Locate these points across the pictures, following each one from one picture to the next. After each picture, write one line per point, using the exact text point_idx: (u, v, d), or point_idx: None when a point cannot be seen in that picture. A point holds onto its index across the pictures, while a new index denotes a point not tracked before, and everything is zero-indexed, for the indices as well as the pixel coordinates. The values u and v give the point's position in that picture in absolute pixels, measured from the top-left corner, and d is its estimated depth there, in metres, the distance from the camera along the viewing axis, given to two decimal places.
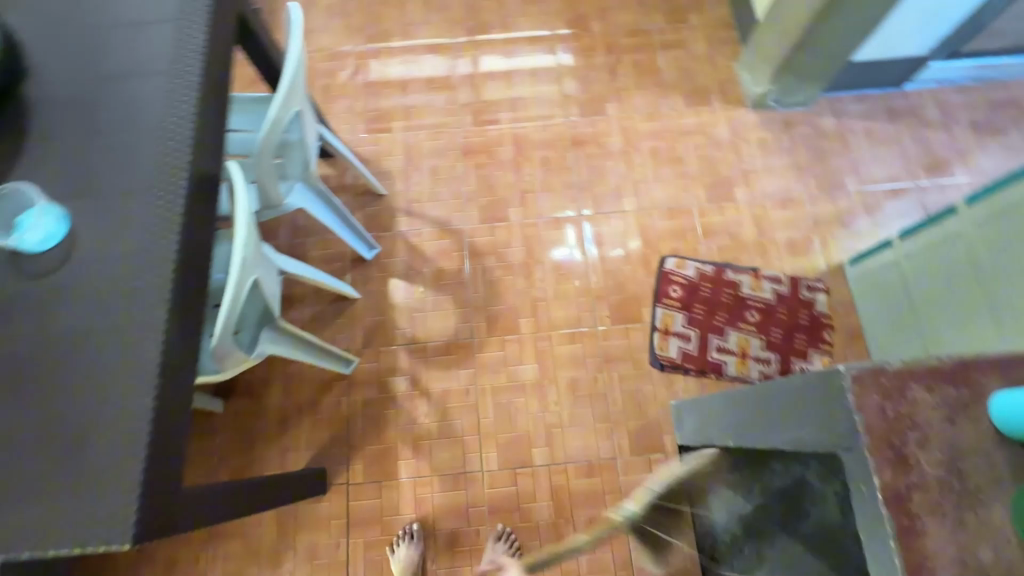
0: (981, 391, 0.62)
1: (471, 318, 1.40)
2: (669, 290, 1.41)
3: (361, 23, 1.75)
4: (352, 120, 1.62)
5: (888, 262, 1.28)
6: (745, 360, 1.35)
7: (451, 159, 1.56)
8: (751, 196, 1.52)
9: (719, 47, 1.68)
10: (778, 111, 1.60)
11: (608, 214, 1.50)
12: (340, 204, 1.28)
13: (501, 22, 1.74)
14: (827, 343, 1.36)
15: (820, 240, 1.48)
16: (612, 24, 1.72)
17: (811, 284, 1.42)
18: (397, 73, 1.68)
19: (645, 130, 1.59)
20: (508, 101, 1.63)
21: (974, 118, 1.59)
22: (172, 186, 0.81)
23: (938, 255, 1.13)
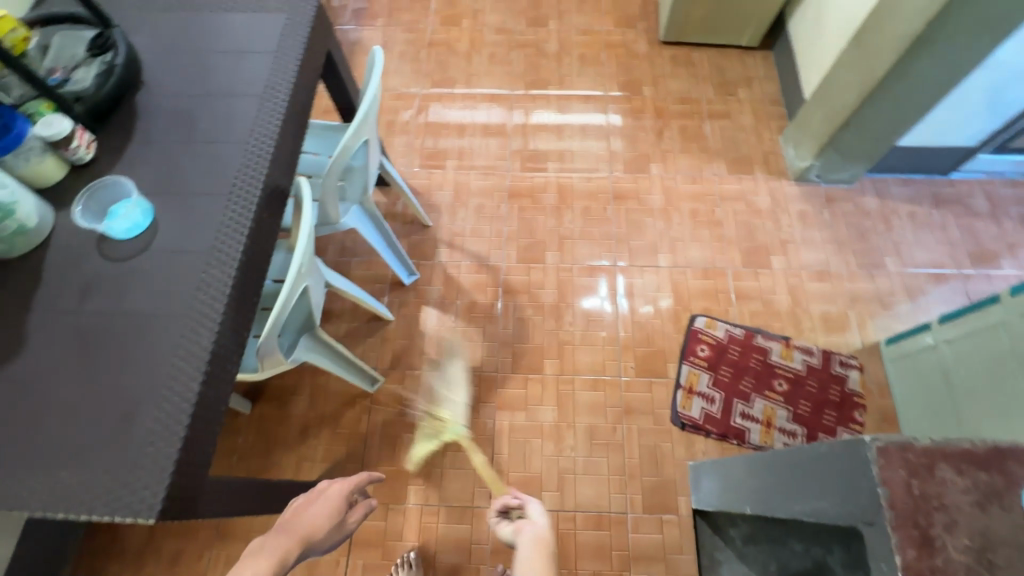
0: (1015, 481, 0.60)
1: (498, 353, 1.43)
2: (697, 349, 1.41)
3: (429, 70, 1.90)
4: (409, 155, 1.74)
5: (926, 345, 1.25)
6: (769, 430, 1.32)
7: (496, 200, 1.64)
8: (788, 265, 1.52)
9: (766, 121, 1.74)
10: (821, 186, 1.63)
11: (643, 267, 1.53)
12: (389, 229, 1.36)
13: (558, 80, 1.86)
14: (858, 423, 1.32)
15: (855, 317, 1.46)
16: (663, 91, 1.81)
17: (843, 360, 1.39)
18: (456, 117, 1.80)
19: (686, 191, 1.63)
20: (556, 151, 1.72)
21: None
22: (247, 193, 0.89)
23: (981, 342, 1.11)
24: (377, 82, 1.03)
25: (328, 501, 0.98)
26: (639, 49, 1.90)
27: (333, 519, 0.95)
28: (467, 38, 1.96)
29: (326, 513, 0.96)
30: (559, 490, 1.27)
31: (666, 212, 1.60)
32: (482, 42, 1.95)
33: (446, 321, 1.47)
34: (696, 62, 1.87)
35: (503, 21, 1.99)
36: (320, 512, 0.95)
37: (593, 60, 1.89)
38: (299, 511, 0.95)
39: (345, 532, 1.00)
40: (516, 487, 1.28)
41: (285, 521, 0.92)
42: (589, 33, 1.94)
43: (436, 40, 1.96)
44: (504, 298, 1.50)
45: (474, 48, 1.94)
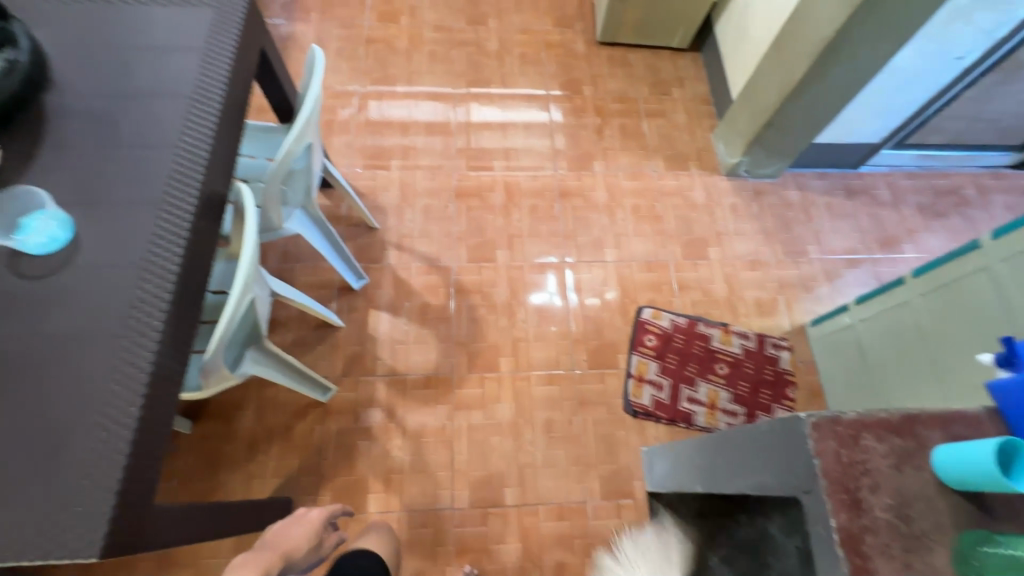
0: (925, 443, 0.68)
1: (453, 353, 1.43)
2: (644, 339, 1.47)
3: (368, 68, 1.85)
4: (351, 156, 1.69)
5: (845, 325, 1.38)
6: (713, 411, 1.40)
7: (444, 200, 1.63)
8: (723, 255, 1.62)
9: (698, 119, 1.84)
10: (749, 180, 1.74)
11: (591, 262, 1.58)
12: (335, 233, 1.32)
13: (500, 79, 1.87)
14: (790, 399, 1.43)
15: (784, 301, 1.58)
16: (602, 90, 1.87)
17: (775, 342, 1.50)
18: (399, 116, 1.77)
19: (628, 188, 1.70)
20: (502, 150, 1.73)
21: (920, 202, 1.77)
22: (181, 201, 0.84)
23: (889, 320, 1.23)
24: (318, 83, 0.99)
25: (308, 522, 1.05)
26: (578, 49, 1.95)
27: (311, 541, 1.03)
28: (406, 35, 1.93)
29: (307, 532, 1.03)
30: (520, 486, 1.30)
31: (610, 208, 1.66)
32: (421, 40, 1.92)
33: (399, 325, 1.45)
34: (632, 63, 1.94)
35: (442, 18, 1.97)
36: (301, 530, 1.03)
37: (533, 59, 1.91)
38: (282, 531, 1.02)
39: (320, 555, 1.07)
40: (478, 486, 1.29)
41: (270, 538, 1.00)
42: (528, 32, 1.97)
43: (374, 37, 1.91)
44: (457, 298, 1.49)
45: (413, 45, 1.91)
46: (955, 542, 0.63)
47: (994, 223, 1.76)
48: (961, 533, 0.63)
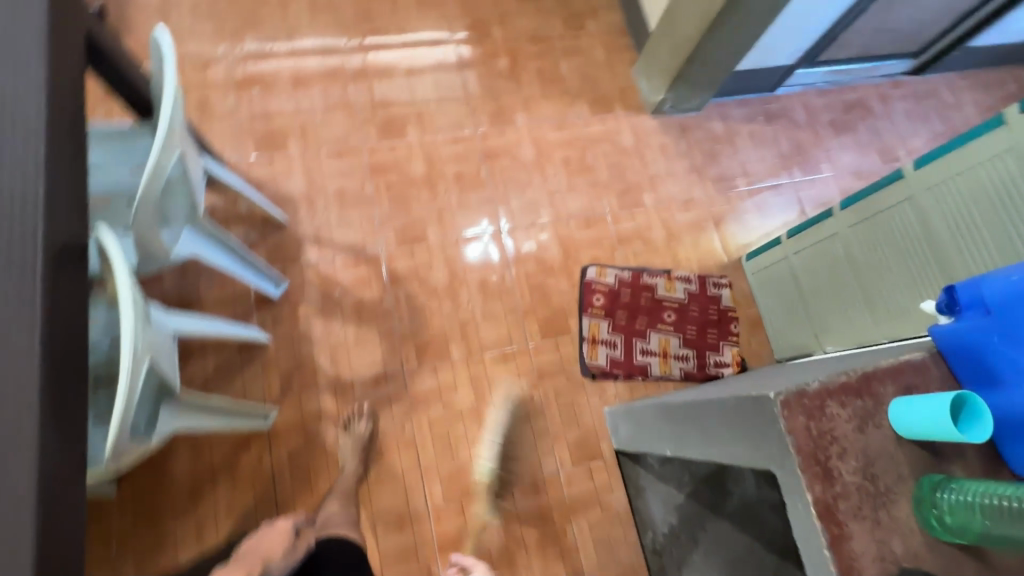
0: (881, 399, 0.71)
1: (399, 349, 1.33)
2: (593, 300, 1.45)
3: (236, 27, 1.55)
4: (238, 140, 1.45)
5: (779, 257, 1.42)
6: (666, 360, 1.43)
7: (358, 179, 1.46)
8: (658, 200, 1.59)
9: (617, 54, 1.74)
10: (674, 116, 1.69)
11: (529, 226, 1.50)
12: (238, 243, 1.14)
13: (397, 27, 1.64)
14: (735, 335, 1.49)
15: (720, 239, 1.60)
16: (514, 30, 1.70)
17: (716, 281, 1.53)
18: (286, 84, 1.52)
19: (555, 140, 1.60)
20: (414, 112, 1.55)
21: (831, 119, 1.82)
22: (21, 262, 0.65)
23: (821, 251, 1.27)
24: (174, 79, 0.80)
25: (279, 528, 0.93)
26: None
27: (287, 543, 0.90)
28: None
29: (282, 537, 0.92)
30: (491, 470, 1.28)
31: (541, 164, 1.56)
32: None
33: (333, 328, 1.32)
34: None
35: None
36: (275, 535, 0.91)
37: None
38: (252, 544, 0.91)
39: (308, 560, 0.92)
40: (449, 479, 1.26)
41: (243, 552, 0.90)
42: None
43: None
44: (392, 289, 1.38)
45: None
46: (914, 490, 0.67)
47: (896, 132, 1.86)
48: (919, 480, 0.67)
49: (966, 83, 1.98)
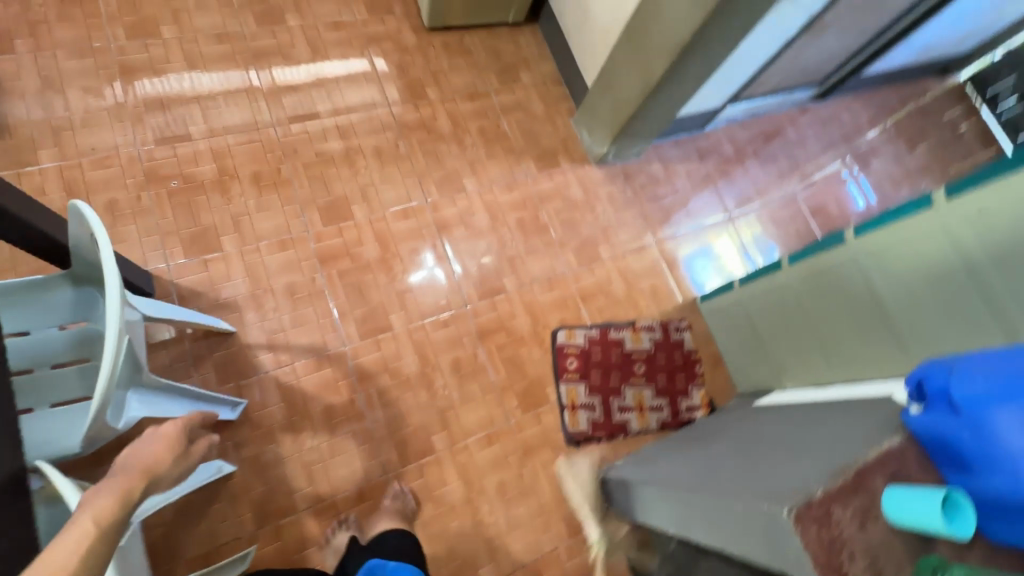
0: (874, 490, 0.76)
1: (380, 452, 1.26)
2: (567, 364, 1.45)
3: (140, 112, 1.38)
4: (163, 244, 1.29)
5: (732, 301, 1.50)
6: (643, 413, 1.47)
7: (308, 271, 1.36)
8: (614, 251, 1.62)
9: (555, 105, 1.74)
10: (617, 164, 1.73)
11: (494, 296, 1.47)
12: (192, 386, 1.00)
13: (326, 96, 1.53)
14: (701, 376, 1.56)
15: (675, 282, 1.66)
16: (449, 89, 1.65)
17: (677, 326, 1.60)
18: (210, 172, 1.37)
19: (507, 202, 1.58)
20: (358, 189, 1.47)
21: (755, 151, 1.94)
22: None
23: (772, 301, 1.36)
24: (113, 266, 0.68)
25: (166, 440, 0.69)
26: (407, 41, 1.67)
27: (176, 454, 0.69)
28: (179, 55, 1.46)
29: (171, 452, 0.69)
30: (493, 561, 1.25)
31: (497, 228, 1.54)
32: (203, 58, 1.47)
33: (304, 442, 1.22)
34: (471, 49, 1.72)
35: (223, 23, 1.53)
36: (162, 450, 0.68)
37: (359, 62, 1.60)
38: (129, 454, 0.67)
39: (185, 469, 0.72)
40: None
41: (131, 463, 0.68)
42: (341, 28, 1.62)
43: (133, 65, 1.41)
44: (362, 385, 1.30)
45: (195, 68, 1.46)
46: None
47: (810, 156, 2.02)
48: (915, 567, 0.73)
49: (859, 103, 2.19)
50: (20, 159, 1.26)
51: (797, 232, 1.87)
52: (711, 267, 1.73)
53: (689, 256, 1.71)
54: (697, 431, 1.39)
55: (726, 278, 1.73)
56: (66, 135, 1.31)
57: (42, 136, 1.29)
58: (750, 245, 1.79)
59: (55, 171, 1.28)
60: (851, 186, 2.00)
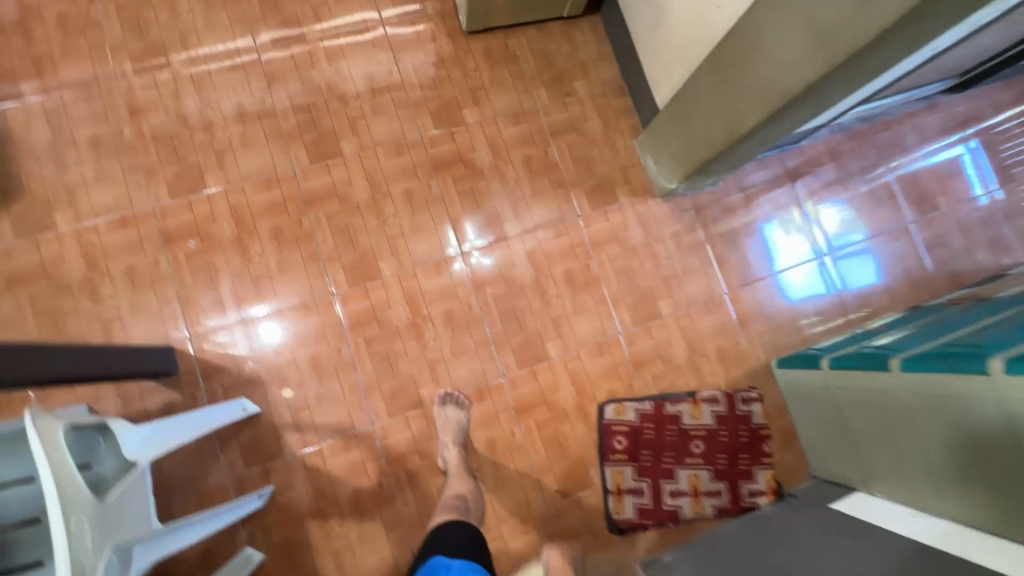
0: None
1: (409, 540, 1.20)
2: (613, 443, 1.31)
3: (153, 161, 1.26)
4: (185, 314, 1.22)
5: (817, 382, 1.27)
6: (698, 499, 1.32)
7: (333, 341, 1.26)
8: (676, 307, 1.40)
9: (615, 123, 1.46)
10: (687, 196, 1.46)
11: (535, 364, 1.32)
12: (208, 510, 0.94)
13: (350, 128, 1.34)
14: (768, 456, 1.37)
15: (748, 341, 1.42)
16: (491, 109, 1.41)
17: (745, 396, 1.39)
18: (229, 228, 1.26)
19: (554, 250, 1.38)
20: (386, 242, 1.31)
21: (862, 167, 1.58)
22: None
23: (871, 400, 1.12)
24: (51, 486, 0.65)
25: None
26: (442, 50, 1.42)
27: None
28: (189, 87, 1.30)
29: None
30: None
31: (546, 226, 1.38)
32: (215, 89, 1.31)
33: (331, 529, 1.19)
34: (517, 54, 1.45)
35: (235, 43, 1.34)
36: None
37: (387, 81, 1.38)
38: None
39: None
40: None
41: None
42: (365, 38, 1.39)
43: (143, 104, 1.28)
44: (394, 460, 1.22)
45: (207, 101, 1.30)
46: None
47: (937, 171, 1.62)
48: None
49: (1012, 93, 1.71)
50: (38, 224, 1.20)
51: (905, 273, 1.54)
52: (781, 225, 1.51)
53: (764, 224, 1.50)
54: (759, 532, 1.21)
55: (792, 241, 1.50)
56: (80, 194, 1.23)
57: (58, 197, 1.22)
58: (830, 217, 1.53)
59: (73, 237, 1.21)
60: (965, 168, 1.63)
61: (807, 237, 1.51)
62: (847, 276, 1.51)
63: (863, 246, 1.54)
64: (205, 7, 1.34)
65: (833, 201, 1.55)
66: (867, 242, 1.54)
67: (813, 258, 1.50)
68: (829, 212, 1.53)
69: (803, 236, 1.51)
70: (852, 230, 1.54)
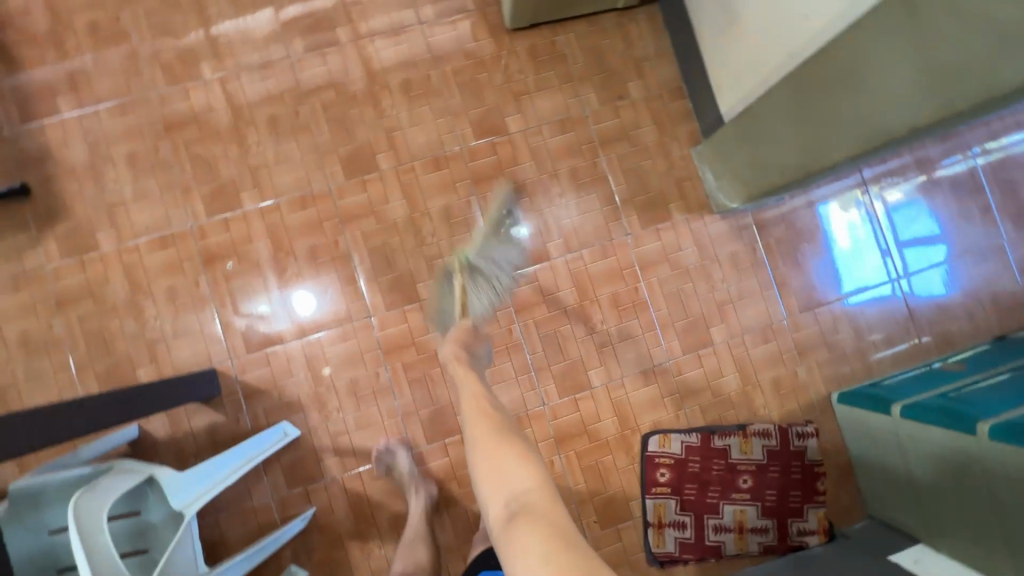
0: None
1: (447, 565, 1.21)
2: (656, 476, 1.26)
3: (190, 178, 1.23)
4: (225, 336, 1.22)
5: (884, 426, 1.17)
6: (743, 535, 1.26)
7: (371, 365, 1.24)
8: (730, 333, 1.31)
9: (671, 129, 1.33)
10: (748, 212, 1.33)
11: (577, 393, 1.27)
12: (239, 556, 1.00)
13: (386, 141, 1.28)
14: (822, 494, 1.29)
15: (807, 371, 1.33)
16: (535, 116, 1.31)
17: (801, 430, 1.30)
18: (265, 248, 1.24)
19: (600, 272, 1.29)
20: (424, 263, 1.26)
21: (952, 175, 1.41)
22: None
23: (949, 459, 1.02)
24: None
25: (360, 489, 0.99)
26: (483, 50, 1.31)
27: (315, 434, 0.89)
28: (222, 99, 1.25)
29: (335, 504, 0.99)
30: None
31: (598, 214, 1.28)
32: (248, 101, 1.26)
33: (371, 551, 1.20)
34: (565, 53, 1.33)
35: (267, 49, 1.27)
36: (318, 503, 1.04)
37: (424, 88, 1.29)
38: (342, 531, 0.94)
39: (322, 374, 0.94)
40: None
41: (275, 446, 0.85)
42: (401, 40, 1.30)
43: (177, 118, 1.24)
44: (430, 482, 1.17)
45: (240, 114, 1.25)
46: None
47: None
48: None
49: None
50: (82, 244, 1.21)
51: (993, 297, 1.39)
52: (841, 208, 1.37)
53: (836, 204, 1.37)
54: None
55: (851, 224, 1.37)
56: (120, 213, 1.22)
57: (99, 216, 1.21)
58: (899, 208, 1.38)
59: (116, 257, 1.21)
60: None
61: (871, 224, 1.37)
62: (914, 278, 1.37)
63: (939, 250, 1.39)
64: (235, 10, 1.28)
65: (914, 211, 1.39)
66: (946, 247, 1.39)
67: (870, 246, 1.37)
68: (909, 206, 1.39)
69: (877, 225, 1.37)
70: (931, 228, 1.39)
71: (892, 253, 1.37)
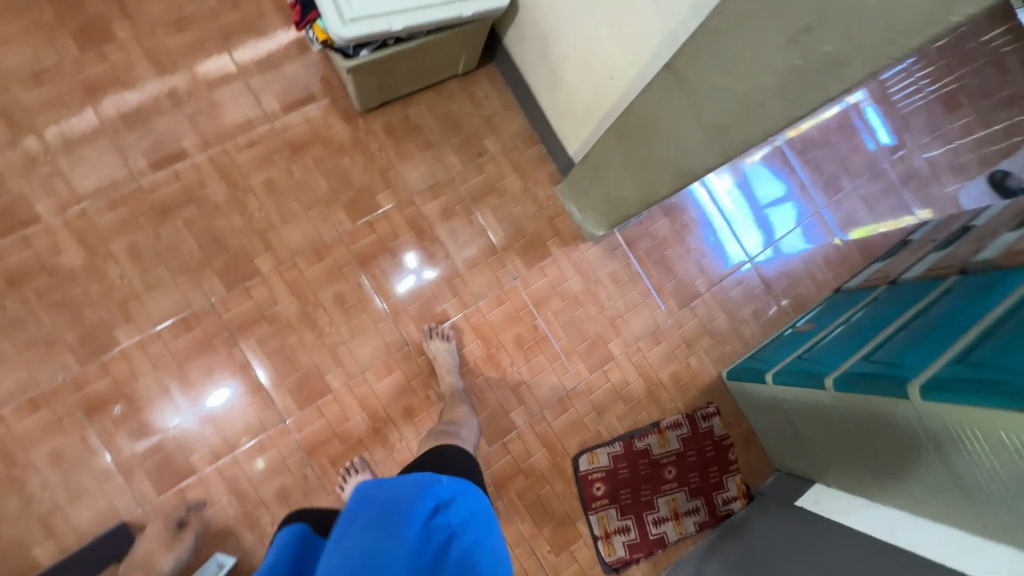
0: None
1: None
2: (593, 492, 1.35)
3: (50, 329, 1.15)
4: (129, 484, 1.14)
5: (765, 394, 1.35)
6: (680, 520, 1.39)
7: (296, 469, 1.22)
8: (626, 344, 1.45)
9: (533, 175, 1.45)
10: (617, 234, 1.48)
11: (505, 437, 1.33)
12: None
13: (261, 243, 1.27)
14: (735, 463, 1.46)
15: (698, 360, 1.49)
16: (405, 187, 1.37)
17: (704, 413, 1.46)
18: (154, 381, 1.18)
19: (500, 319, 1.38)
20: (328, 353, 1.27)
21: (771, 163, 1.66)
22: None
23: (815, 413, 1.21)
24: None
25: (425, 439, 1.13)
26: (340, 135, 1.34)
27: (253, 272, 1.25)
28: (70, 238, 1.18)
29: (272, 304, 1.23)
30: None
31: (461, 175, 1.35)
32: (101, 234, 1.20)
33: None
34: (419, 124, 1.40)
35: (111, 177, 1.22)
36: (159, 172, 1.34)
37: (289, 183, 1.30)
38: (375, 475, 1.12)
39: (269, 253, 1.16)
40: None
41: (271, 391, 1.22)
42: (255, 141, 1.30)
43: (20, 269, 1.15)
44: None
45: (95, 249, 1.19)
46: None
47: (837, 155, 1.72)
48: None
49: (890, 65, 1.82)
50: None
51: (825, 259, 1.65)
52: (710, 187, 1.59)
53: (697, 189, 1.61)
54: (728, 552, 1.30)
55: (723, 195, 1.60)
56: None
57: None
58: (756, 179, 1.63)
59: None
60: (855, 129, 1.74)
61: (739, 193, 1.61)
62: (777, 233, 1.62)
63: (789, 206, 1.64)
64: (64, 144, 1.21)
65: (763, 185, 1.63)
66: (792, 202, 1.65)
67: (744, 212, 1.60)
68: (756, 175, 1.64)
69: (741, 195, 1.61)
70: (783, 190, 1.65)
71: (761, 214, 1.61)
